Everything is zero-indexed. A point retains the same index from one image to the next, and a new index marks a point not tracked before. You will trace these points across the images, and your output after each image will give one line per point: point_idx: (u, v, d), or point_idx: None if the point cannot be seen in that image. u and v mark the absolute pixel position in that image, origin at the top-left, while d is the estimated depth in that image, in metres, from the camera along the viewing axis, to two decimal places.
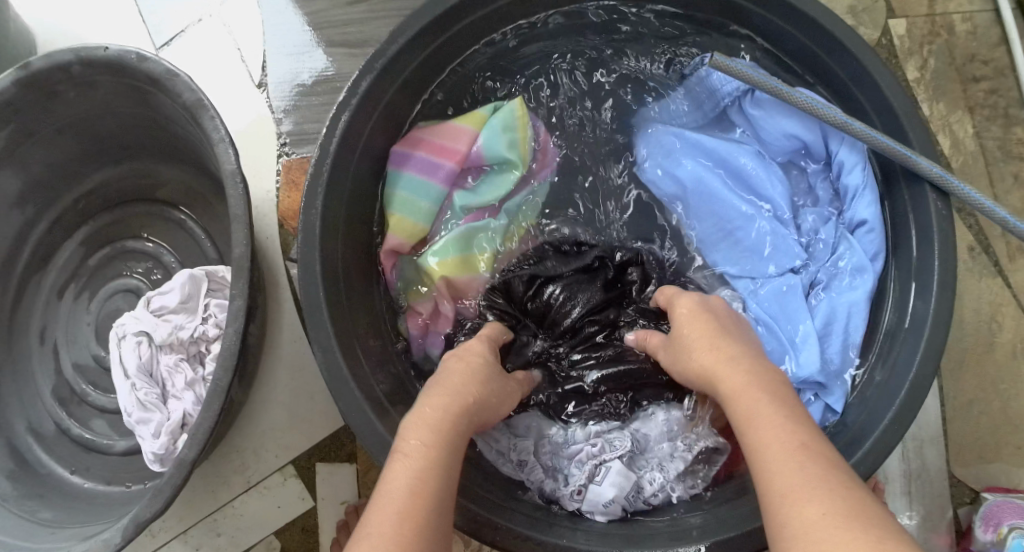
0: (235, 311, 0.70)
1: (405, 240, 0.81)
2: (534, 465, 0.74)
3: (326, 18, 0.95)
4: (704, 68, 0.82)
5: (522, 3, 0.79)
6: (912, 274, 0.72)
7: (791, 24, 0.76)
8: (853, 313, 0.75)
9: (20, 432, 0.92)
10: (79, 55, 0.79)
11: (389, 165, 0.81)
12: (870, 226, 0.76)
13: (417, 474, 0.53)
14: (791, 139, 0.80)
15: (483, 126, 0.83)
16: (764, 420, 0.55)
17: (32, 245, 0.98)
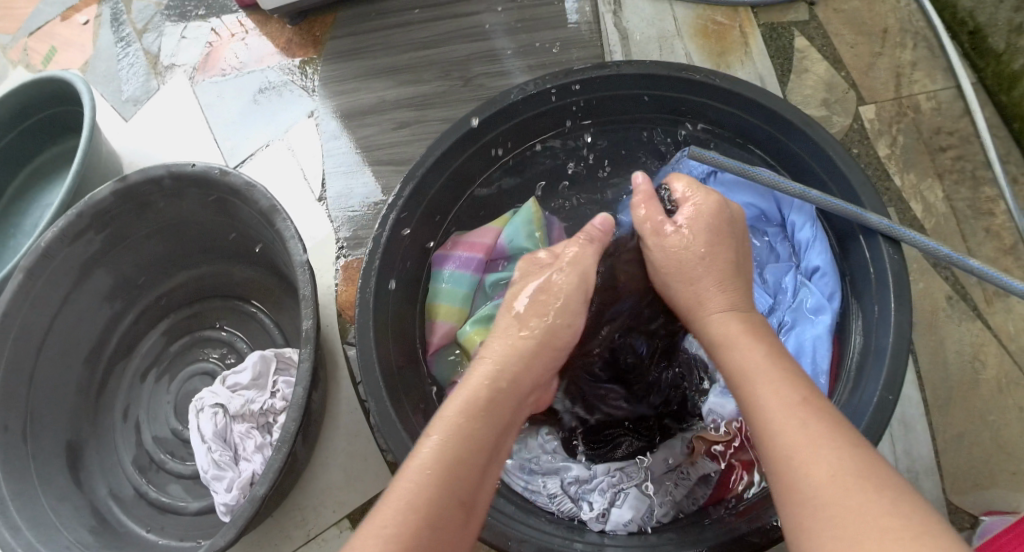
0: (303, 373, 0.83)
1: (452, 323, 0.94)
2: (562, 496, 0.82)
3: (373, 142, 1.14)
4: (681, 158, 0.96)
5: (539, 118, 0.94)
6: (875, 310, 0.80)
7: (760, 120, 0.88)
8: (818, 347, 0.84)
9: (103, 495, 1.03)
10: (169, 170, 0.96)
11: (432, 266, 0.96)
12: (823, 271, 0.87)
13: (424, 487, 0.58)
14: (748, 209, 0.94)
15: (506, 223, 0.97)
16: (763, 373, 0.64)
17: (119, 335, 1.12)
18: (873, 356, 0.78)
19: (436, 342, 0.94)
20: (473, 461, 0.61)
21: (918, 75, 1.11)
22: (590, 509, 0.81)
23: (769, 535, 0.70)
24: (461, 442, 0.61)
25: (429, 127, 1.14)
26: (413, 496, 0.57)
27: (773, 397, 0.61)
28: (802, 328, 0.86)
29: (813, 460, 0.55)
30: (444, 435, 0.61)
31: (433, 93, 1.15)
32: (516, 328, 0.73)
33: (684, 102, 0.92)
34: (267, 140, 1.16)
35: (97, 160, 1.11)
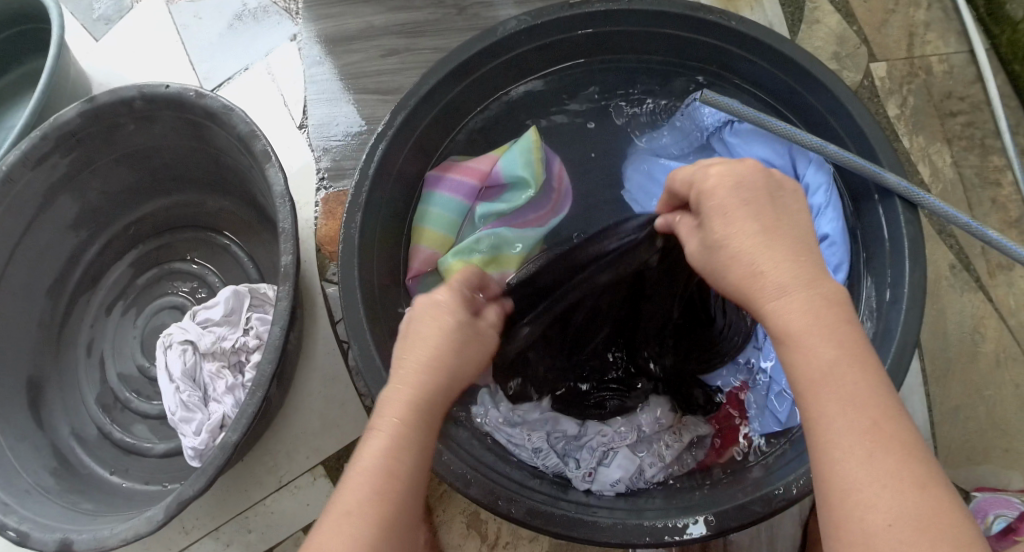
0: (279, 312, 0.79)
1: (436, 250, 0.89)
2: (548, 451, 0.79)
3: (361, 70, 1.07)
4: (693, 102, 0.91)
5: (539, 51, 0.89)
6: (887, 281, 0.78)
7: (766, 60, 0.85)
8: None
9: (65, 435, 0.99)
10: (142, 91, 0.90)
11: (425, 187, 0.90)
12: (832, 239, 0.84)
13: (385, 458, 0.54)
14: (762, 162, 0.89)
15: (505, 151, 0.91)
16: (837, 376, 0.51)
17: (84, 266, 1.06)
18: (880, 332, 0.77)
19: (416, 269, 0.87)
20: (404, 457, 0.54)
21: (931, 35, 1.07)
22: (577, 468, 0.78)
23: (772, 505, 0.68)
24: (422, 415, 0.56)
25: (421, 56, 1.08)
26: (365, 502, 0.52)
27: (836, 417, 0.50)
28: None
29: (871, 508, 0.48)
30: (397, 416, 0.56)
31: (426, 21, 1.09)
32: (434, 305, 0.62)
33: (694, 42, 0.88)
34: (248, 63, 1.09)
35: (64, 81, 1.03)
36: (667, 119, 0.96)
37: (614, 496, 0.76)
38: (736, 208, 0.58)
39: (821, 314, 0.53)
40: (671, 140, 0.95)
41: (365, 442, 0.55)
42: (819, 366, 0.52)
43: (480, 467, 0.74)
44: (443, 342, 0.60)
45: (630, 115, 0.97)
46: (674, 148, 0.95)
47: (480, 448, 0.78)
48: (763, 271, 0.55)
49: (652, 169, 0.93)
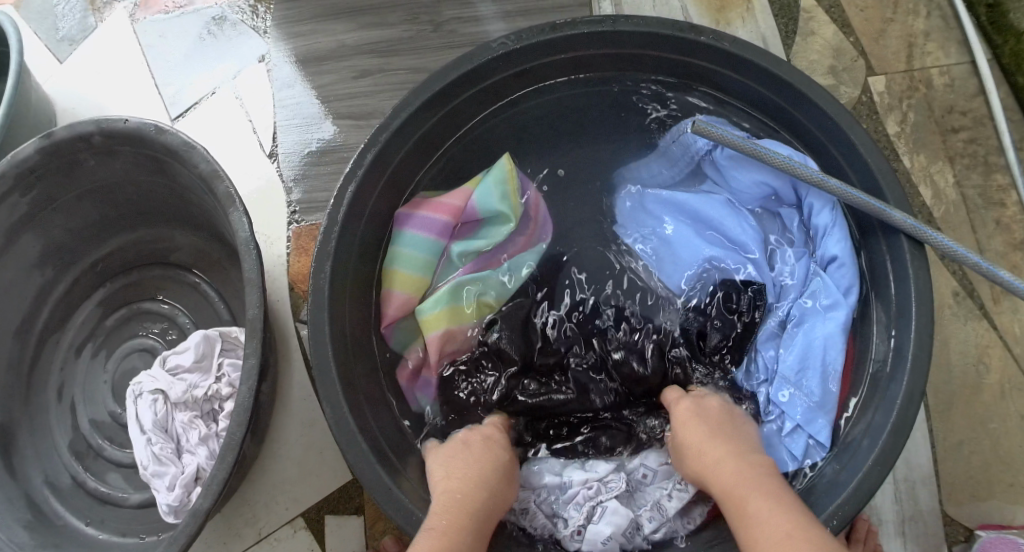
0: (248, 368, 0.75)
1: (411, 295, 0.84)
2: (535, 512, 0.76)
3: (334, 92, 1.02)
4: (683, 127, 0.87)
5: (519, 77, 0.84)
6: (892, 320, 0.75)
7: (758, 83, 0.81)
8: (829, 347, 0.77)
9: (37, 485, 0.95)
10: (99, 126, 0.85)
11: (393, 227, 0.85)
12: (840, 261, 0.79)
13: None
14: (759, 187, 0.84)
15: (479, 183, 0.87)
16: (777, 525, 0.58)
17: (51, 306, 1.01)
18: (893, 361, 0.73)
19: (391, 316, 0.84)
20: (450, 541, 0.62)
21: (931, 46, 1.02)
22: (566, 528, 0.75)
23: None
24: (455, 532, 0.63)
25: (395, 77, 1.02)
26: None
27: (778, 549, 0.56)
28: (812, 326, 0.79)
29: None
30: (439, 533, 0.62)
31: (400, 39, 1.03)
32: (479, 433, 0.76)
33: (683, 64, 0.83)
34: (213, 86, 1.04)
35: (25, 111, 0.98)
36: (653, 144, 0.91)
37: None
38: (701, 444, 0.70)
39: (747, 474, 0.64)
40: (662, 167, 0.90)
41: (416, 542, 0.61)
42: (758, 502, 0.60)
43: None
44: (481, 492, 0.68)
45: (616, 141, 0.92)
46: (666, 175, 0.90)
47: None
48: (704, 454, 0.69)
49: (644, 204, 0.88)
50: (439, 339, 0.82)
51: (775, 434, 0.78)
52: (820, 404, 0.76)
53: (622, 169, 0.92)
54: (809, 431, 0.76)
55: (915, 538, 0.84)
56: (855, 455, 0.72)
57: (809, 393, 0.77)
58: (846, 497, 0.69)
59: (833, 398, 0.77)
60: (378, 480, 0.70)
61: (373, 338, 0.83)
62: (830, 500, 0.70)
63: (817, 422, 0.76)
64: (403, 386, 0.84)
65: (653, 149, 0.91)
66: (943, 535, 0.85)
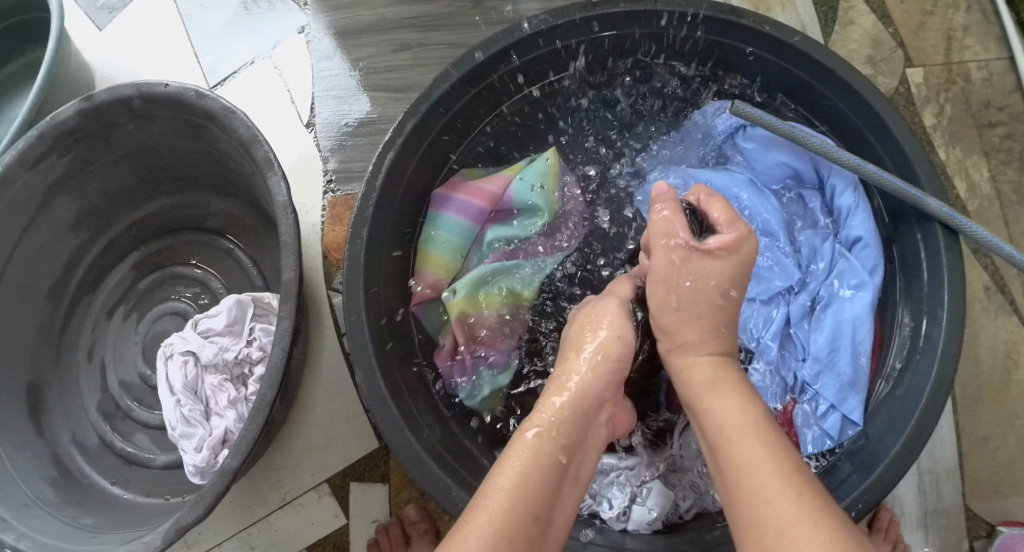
0: (282, 330, 0.75)
1: (441, 277, 0.85)
2: (579, 492, 0.77)
3: (372, 65, 1.03)
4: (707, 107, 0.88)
5: (559, 54, 0.84)
6: (923, 306, 0.75)
7: (798, 67, 0.80)
8: (858, 325, 0.78)
9: (65, 443, 0.96)
10: (141, 90, 0.86)
11: (431, 207, 0.86)
12: (865, 241, 0.80)
13: (516, 482, 0.58)
14: (781, 167, 0.85)
15: (519, 172, 0.88)
16: (752, 430, 0.58)
17: (85, 267, 1.02)
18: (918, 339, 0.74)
19: (421, 294, 0.85)
20: (539, 484, 0.58)
21: (970, 40, 1.01)
22: (610, 508, 0.75)
23: None
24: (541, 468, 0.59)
25: (432, 53, 1.03)
26: (492, 521, 0.55)
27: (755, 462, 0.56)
28: (841, 305, 0.79)
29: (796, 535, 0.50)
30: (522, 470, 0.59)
31: (439, 15, 1.04)
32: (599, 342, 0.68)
33: (723, 46, 0.83)
34: (252, 56, 1.05)
35: (65, 74, 0.99)
36: (676, 125, 0.92)
37: (651, 534, 0.74)
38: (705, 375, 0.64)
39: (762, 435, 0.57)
40: (687, 148, 0.91)
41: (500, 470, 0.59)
42: (760, 464, 0.55)
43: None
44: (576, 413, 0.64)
45: (653, 121, 0.92)
46: (690, 156, 0.91)
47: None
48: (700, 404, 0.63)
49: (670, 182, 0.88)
50: (462, 325, 0.83)
51: (810, 414, 0.78)
52: (852, 382, 0.77)
53: (640, 150, 0.92)
54: (842, 411, 0.76)
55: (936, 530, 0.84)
56: (882, 440, 0.72)
57: (839, 372, 0.77)
58: (870, 483, 0.69)
59: (864, 375, 0.77)
60: (406, 445, 0.71)
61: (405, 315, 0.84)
62: (856, 484, 0.70)
63: (849, 401, 0.76)
64: (440, 368, 0.84)
65: (678, 129, 0.91)
66: (964, 528, 0.85)
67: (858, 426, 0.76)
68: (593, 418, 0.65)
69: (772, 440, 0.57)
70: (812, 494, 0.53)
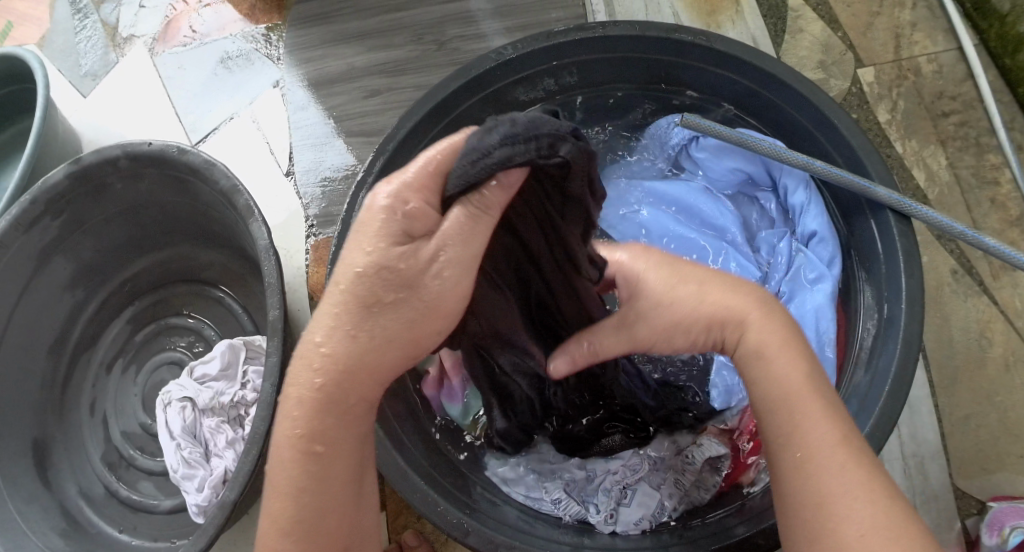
0: (270, 367, 0.78)
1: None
2: (568, 500, 0.78)
3: (345, 112, 1.07)
4: (657, 123, 0.91)
5: (518, 84, 0.88)
6: (884, 292, 0.77)
7: (743, 77, 0.84)
8: (820, 316, 0.81)
9: (72, 495, 0.99)
10: (125, 150, 0.90)
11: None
12: (819, 236, 0.84)
13: (301, 503, 0.53)
14: (735, 173, 0.89)
15: None
16: (807, 403, 0.56)
17: (83, 325, 1.06)
18: (881, 324, 0.76)
19: None
20: (328, 494, 0.54)
21: (918, 36, 1.04)
22: (598, 513, 0.77)
23: (773, 537, 0.68)
24: (318, 472, 0.53)
25: (402, 94, 1.07)
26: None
27: (814, 430, 0.55)
28: (802, 300, 0.83)
29: (848, 523, 0.52)
30: (300, 487, 0.53)
31: (405, 58, 1.08)
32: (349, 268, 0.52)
33: (673, 65, 0.87)
34: (231, 113, 1.09)
35: (54, 141, 1.04)
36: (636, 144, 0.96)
37: (640, 535, 0.75)
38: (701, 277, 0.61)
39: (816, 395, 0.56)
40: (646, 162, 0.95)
41: (281, 484, 0.54)
42: (808, 422, 0.55)
43: (487, 520, 0.74)
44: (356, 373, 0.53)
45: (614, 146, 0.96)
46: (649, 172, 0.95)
47: (498, 506, 0.78)
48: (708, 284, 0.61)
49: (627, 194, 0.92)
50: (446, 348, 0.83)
51: None
52: None
53: (606, 172, 0.97)
54: None
55: (928, 513, 0.85)
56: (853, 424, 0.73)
57: None
58: None
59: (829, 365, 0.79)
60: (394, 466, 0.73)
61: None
62: None
63: None
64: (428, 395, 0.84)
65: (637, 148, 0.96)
66: (956, 508, 0.86)
67: None
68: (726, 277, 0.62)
69: (814, 382, 0.57)
70: (858, 450, 0.55)
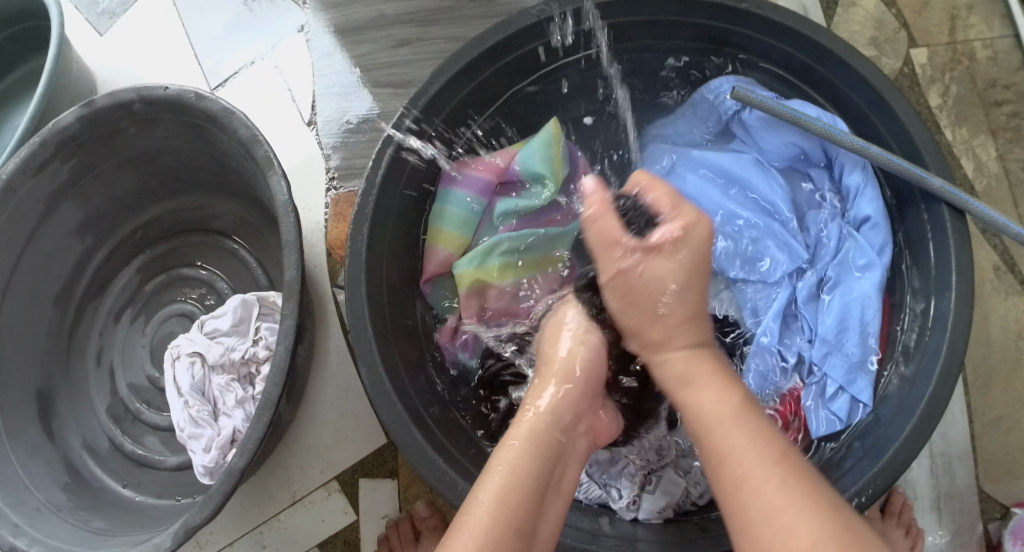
0: (286, 329, 0.76)
1: (452, 252, 0.85)
2: (589, 483, 0.77)
3: (372, 61, 1.03)
4: (712, 85, 0.86)
5: (557, 43, 0.83)
6: (931, 283, 0.74)
7: (798, 50, 0.80)
8: (866, 305, 0.78)
9: (77, 447, 0.97)
10: (140, 94, 0.86)
11: (440, 186, 0.86)
12: (874, 221, 0.79)
13: (508, 476, 0.59)
14: (788, 147, 0.84)
15: (523, 145, 0.87)
16: (732, 419, 0.59)
17: (91, 273, 1.03)
18: (924, 320, 0.74)
19: (430, 271, 0.85)
20: (516, 487, 0.58)
21: (974, 19, 0.99)
22: (620, 498, 0.76)
23: None
24: (537, 453, 0.61)
25: (432, 47, 1.02)
26: (479, 539, 0.55)
27: (745, 451, 0.57)
28: (849, 285, 0.79)
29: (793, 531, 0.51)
30: (510, 469, 0.60)
31: (436, 9, 1.03)
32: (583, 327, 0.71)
33: (724, 32, 0.83)
34: (253, 58, 1.05)
35: (67, 81, 1.00)
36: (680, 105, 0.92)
37: (662, 523, 0.74)
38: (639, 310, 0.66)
39: (737, 416, 0.59)
40: (690, 126, 0.91)
41: (500, 451, 0.62)
42: (733, 420, 0.59)
43: None
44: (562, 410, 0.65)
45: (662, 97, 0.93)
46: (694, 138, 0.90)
47: None
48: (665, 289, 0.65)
49: (673, 162, 0.88)
50: (473, 296, 0.84)
51: (818, 394, 0.79)
52: (862, 363, 0.77)
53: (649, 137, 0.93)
54: (852, 393, 0.77)
55: (950, 514, 0.83)
56: (890, 425, 0.72)
57: (848, 352, 0.77)
58: (879, 469, 0.68)
59: (872, 357, 0.77)
60: (411, 438, 0.70)
61: (414, 295, 0.84)
62: (863, 471, 0.70)
63: (858, 383, 0.77)
64: (443, 344, 0.85)
65: (681, 109, 0.91)
66: (979, 512, 0.84)
67: (867, 409, 0.76)
68: (665, 311, 0.65)
69: (745, 411, 0.60)
70: (799, 473, 0.55)
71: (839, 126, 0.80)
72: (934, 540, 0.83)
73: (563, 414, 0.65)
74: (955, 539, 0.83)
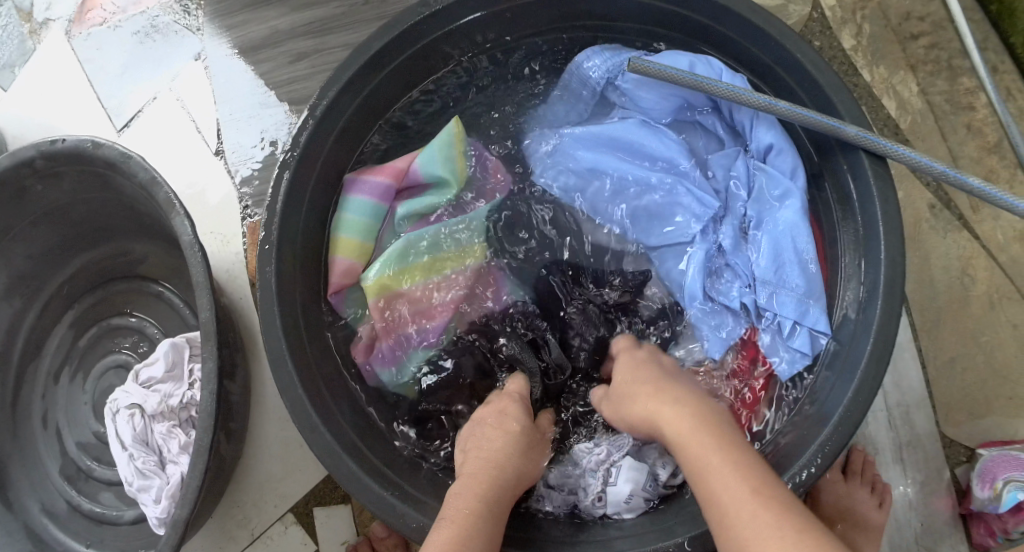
0: (207, 372, 0.73)
1: (355, 260, 0.83)
2: (550, 493, 0.76)
3: (273, 79, 1.00)
4: (577, 59, 0.85)
5: (447, 35, 0.80)
6: (855, 204, 0.73)
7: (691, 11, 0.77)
8: (795, 235, 0.77)
9: (35, 514, 0.95)
10: (39, 150, 0.83)
11: (341, 192, 0.84)
12: (778, 148, 0.79)
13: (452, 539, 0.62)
14: (669, 100, 0.83)
15: (423, 147, 0.84)
16: (718, 465, 0.58)
17: (25, 335, 1.00)
18: (857, 231, 0.74)
19: (337, 283, 0.82)
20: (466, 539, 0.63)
21: None
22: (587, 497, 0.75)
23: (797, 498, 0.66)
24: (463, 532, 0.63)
25: (331, 56, 1.00)
26: None
27: (726, 491, 0.56)
28: (771, 220, 0.79)
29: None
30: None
31: (330, 17, 1.00)
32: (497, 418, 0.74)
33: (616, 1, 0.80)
34: (154, 92, 1.02)
35: None
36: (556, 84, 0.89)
37: (632, 514, 0.73)
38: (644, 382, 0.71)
39: (724, 446, 0.60)
40: (567, 104, 0.88)
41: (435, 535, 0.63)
42: (731, 493, 0.56)
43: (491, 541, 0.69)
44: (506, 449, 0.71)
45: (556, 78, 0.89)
46: (575, 113, 0.87)
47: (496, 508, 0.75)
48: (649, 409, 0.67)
49: (559, 145, 0.85)
50: (382, 305, 0.80)
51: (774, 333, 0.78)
52: (808, 292, 0.76)
53: (530, 120, 0.88)
54: (807, 325, 0.76)
55: (914, 464, 0.82)
56: (835, 388, 0.70)
57: (791, 285, 0.77)
58: (828, 436, 0.67)
59: (817, 280, 0.77)
60: (345, 469, 0.68)
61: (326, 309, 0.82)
62: (813, 439, 0.68)
63: (811, 312, 0.76)
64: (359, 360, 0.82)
65: (558, 89, 0.88)
66: (944, 457, 0.82)
67: (827, 335, 0.75)
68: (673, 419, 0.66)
69: (744, 468, 0.58)
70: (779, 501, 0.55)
71: (725, 77, 0.78)
72: (903, 491, 0.82)
73: (493, 480, 0.69)
74: (923, 488, 0.82)
